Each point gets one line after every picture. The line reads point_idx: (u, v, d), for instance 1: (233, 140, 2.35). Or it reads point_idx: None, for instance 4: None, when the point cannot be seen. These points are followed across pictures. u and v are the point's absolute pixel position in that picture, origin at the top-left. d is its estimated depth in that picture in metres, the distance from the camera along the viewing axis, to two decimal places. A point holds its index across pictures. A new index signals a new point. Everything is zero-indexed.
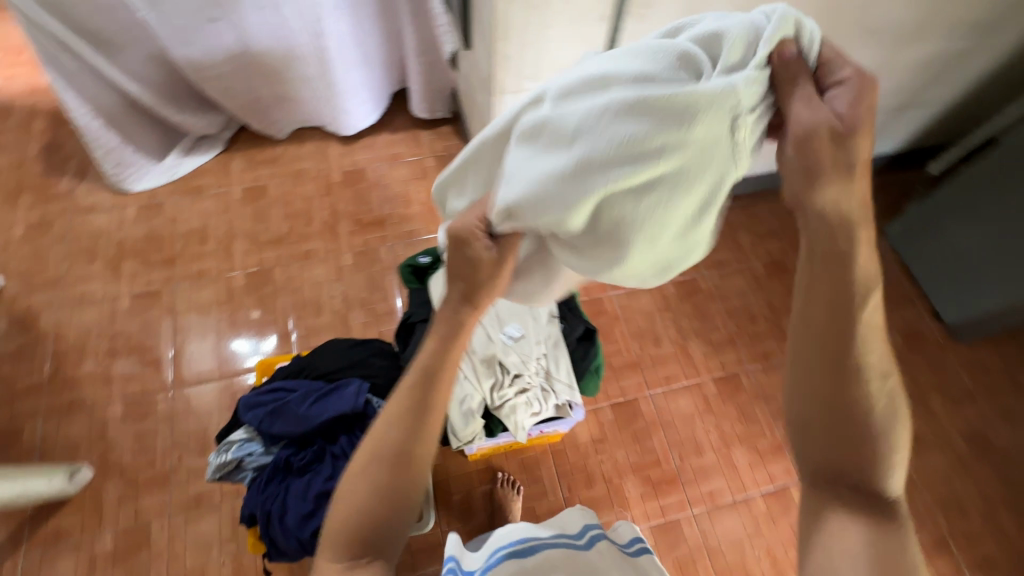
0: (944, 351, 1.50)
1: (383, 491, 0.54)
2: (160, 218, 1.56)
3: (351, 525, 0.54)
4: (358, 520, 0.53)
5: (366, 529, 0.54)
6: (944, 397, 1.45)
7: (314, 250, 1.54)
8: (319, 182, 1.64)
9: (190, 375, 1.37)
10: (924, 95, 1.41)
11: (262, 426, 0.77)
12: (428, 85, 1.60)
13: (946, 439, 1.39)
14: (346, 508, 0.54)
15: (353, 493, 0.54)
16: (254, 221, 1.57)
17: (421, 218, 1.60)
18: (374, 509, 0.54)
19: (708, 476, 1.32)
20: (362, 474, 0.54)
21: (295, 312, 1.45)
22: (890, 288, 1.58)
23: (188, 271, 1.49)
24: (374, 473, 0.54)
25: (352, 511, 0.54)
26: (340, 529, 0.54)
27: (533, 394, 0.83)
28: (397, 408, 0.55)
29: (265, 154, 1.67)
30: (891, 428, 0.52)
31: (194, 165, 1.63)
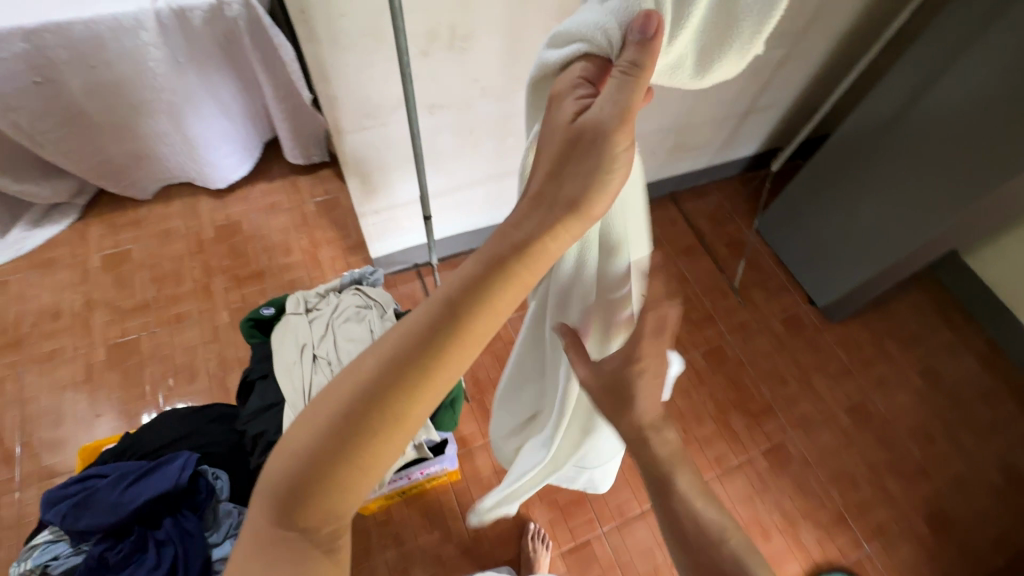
0: (820, 332, 1.60)
1: (355, 440, 0.37)
2: (5, 298, 1.42)
3: (293, 473, 0.36)
4: (296, 471, 0.36)
5: (324, 438, 0.37)
6: (825, 376, 1.53)
7: (185, 312, 1.44)
8: (189, 239, 1.55)
9: (42, 469, 1.22)
10: (762, 100, 1.53)
11: (66, 523, 0.67)
12: (296, 129, 1.56)
13: (831, 415, 1.47)
14: (319, 407, 0.38)
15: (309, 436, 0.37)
16: (115, 289, 1.45)
17: (303, 266, 1.54)
18: (355, 409, 0.37)
19: (614, 489, 1.32)
20: (329, 407, 0.38)
21: (165, 381, 1.34)
22: (766, 280, 1.67)
23: (38, 353, 1.35)
24: (341, 416, 0.37)
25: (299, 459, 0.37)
26: (296, 445, 0.37)
27: None
28: (405, 334, 0.39)
29: (127, 217, 1.57)
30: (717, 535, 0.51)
31: (44, 237, 1.50)
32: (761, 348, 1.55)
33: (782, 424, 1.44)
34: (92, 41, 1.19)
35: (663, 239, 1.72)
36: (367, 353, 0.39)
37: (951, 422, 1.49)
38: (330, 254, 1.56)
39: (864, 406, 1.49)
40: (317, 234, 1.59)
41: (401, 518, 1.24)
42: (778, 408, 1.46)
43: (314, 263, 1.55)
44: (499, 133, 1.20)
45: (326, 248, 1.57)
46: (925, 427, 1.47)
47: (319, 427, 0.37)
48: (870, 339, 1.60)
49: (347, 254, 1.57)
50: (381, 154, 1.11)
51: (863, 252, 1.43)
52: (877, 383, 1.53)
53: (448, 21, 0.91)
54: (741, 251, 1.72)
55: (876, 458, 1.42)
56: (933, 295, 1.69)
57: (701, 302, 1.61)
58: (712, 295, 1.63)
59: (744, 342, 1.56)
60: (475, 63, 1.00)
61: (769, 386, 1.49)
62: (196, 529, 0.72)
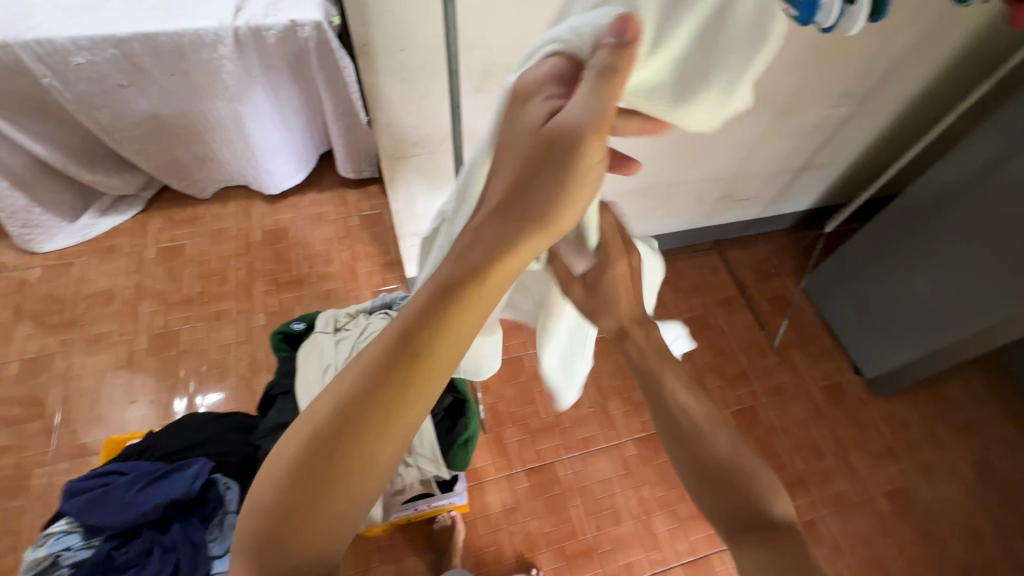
0: (864, 405, 1.50)
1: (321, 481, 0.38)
2: (66, 279, 1.51)
3: (264, 515, 0.38)
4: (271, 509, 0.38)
5: (343, 419, 0.38)
6: (865, 454, 1.43)
7: (225, 310, 1.49)
8: (238, 240, 1.62)
9: (74, 447, 1.28)
10: (820, 157, 1.47)
11: (83, 517, 0.70)
12: (351, 145, 1.62)
13: (868, 497, 1.37)
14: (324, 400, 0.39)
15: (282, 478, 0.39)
16: (165, 281, 1.53)
17: (340, 278, 1.57)
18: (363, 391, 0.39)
19: (625, 545, 1.26)
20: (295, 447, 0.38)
21: (197, 375, 1.39)
22: (809, 342, 1.59)
23: (86, 334, 1.43)
24: (300, 463, 0.38)
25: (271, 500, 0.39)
26: (312, 426, 0.39)
27: (392, 473, 0.81)
28: (366, 371, 0.38)
29: (185, 213, 1.65)
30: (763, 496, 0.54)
31: (109, 225, 1.60)
32: (797, 414, 1.47)
33: (813, 500, 1.35)
34: (174, 52, 1.27)
35: (702, 287, 1.67)
36: (320, 397, 0.40)
37: (1005, 522, 1.35)
38: (367, 268, 1.59)
39: (907, 492, 1.38)
40: (358, 248, 1.63)
41: (404, 544, 1.23)
42: (810, 482, 1.37)
43: (351, 275, 1.58)
44: None
45: (364, 262, 1.60)
46: (975, 525, 1.35)
47: (334, 408, 0.38)
48: (919, 419, 1.49)
49: (383, 270, 1.59)
50: (425, 181, 1.12)
51: (920, 326, 1.34)
52: (924, 468, 1.42)
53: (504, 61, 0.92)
54: (784, 308, 1.64)
55: (916, 552, 1.31)
56: (994, 379, 1.56)
57: (736, 358, 1.54)
58: (749, 352, 1.56)
59: (779, 406, 1.48)
60: None
61: (802, 457, 1.41)
62: (202, 538, 0.73)
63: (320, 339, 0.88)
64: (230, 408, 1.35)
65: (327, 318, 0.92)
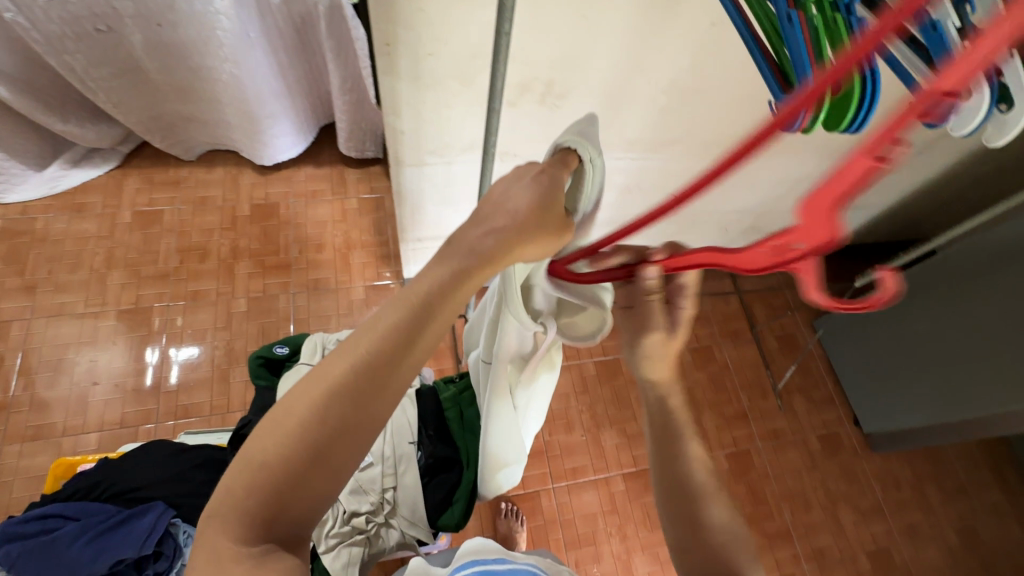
0: (858, 459, 1.47)
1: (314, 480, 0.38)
2: (27, 237, 1.39)
3: (258, 498, 0.36)
4: (241, 512, 0.36)
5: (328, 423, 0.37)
6: (853, 511, 1.40)
7: (203, 290, 1.39)
8: (223, 212, 1.49)
9: (27, 428, 1.20)
10: (859, 199, 1.37)
11: (14, 570, 0.63)
12: (355, 123, 1.46)
13: (850, 555, 1.35)
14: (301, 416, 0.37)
15: (273, 438, 0.37)
16: (139, 250, 1.41)
17: (331, 266, 1.46)
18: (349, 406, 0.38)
19: None
20: (298, 415, 0.37)
21: (167, 361, 1.30)
22: (813, 388, 1.54)
23: (49, 302, 1.33)
24: None
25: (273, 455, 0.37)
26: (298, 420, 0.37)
27: (372, 535, 0.74)
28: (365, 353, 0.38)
29: (166, 175, 1.51)
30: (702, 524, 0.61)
31: (80, 179, 1.46)
32: (791, 462, 1.43)
33: (796, 553, 1.33)
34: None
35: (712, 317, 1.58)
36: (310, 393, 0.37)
37: None
38: (361, 260, 1.47)
39: (890, 553, 1.37)
40: (354, 235, 1.50)
41: None
42: (795, 534, 1.35)
43: (344, 265, 1.46)
44: None
45: (359, 252, 1.48)
46: None
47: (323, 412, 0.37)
48: (910, 480, 1.46)
49: (379, 262, 1.47)
50: (437, 190, 1.00)
51: (938, 392, 1.28)
52: (908, 530, 1.40)
53: (547, 76, 0.79)
54: (793, 348, 1.58)
55: None
56: (989, 446, 1.54)
57: (736, 397, 1.48)
58: (750, 391, 1.50)
59: (774, 451, 1.43)
60: (563, 121, 0.89)
61: (790, 509, 1.38)
62: None
63: (305, 370, 0.78)
64: (200, 401, 1.26)
65: (315, 346, 0.81)
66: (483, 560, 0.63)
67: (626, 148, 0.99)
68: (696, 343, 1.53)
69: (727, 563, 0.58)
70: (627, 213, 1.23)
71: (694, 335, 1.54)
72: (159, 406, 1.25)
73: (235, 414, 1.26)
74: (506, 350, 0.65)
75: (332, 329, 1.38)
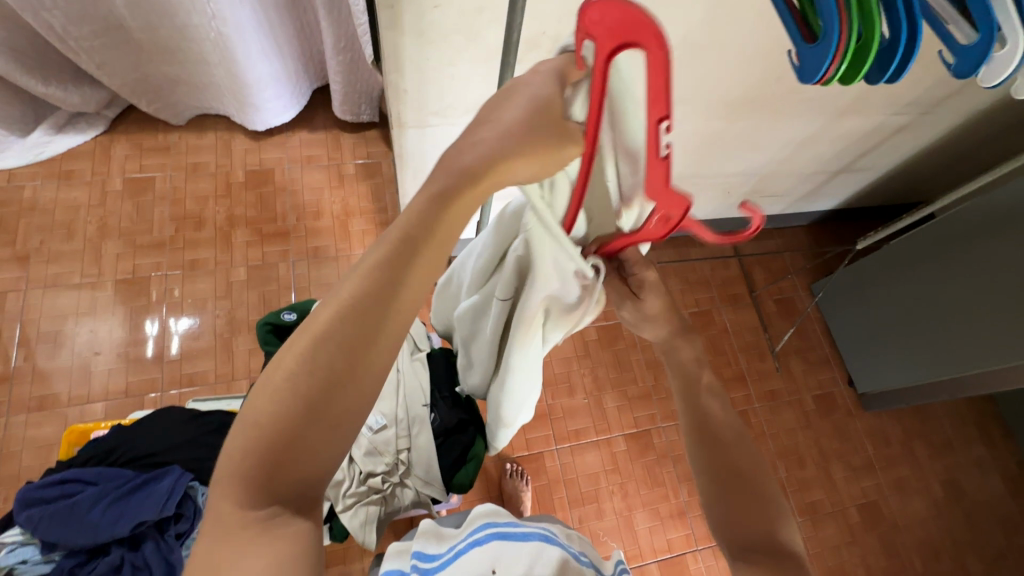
0: (851, 418, 1.51)
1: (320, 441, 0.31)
2: (15, 206, 1.35)
3: (256, 467, 0.30)
4: (237, 480, 0.31)
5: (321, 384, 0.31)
6: (845, 466, 1.45)
7: (201, 259, 1.36)
8: (216, 178, 1.45)
9: (32, 399, 1.20)
10: (862, 161, 1.36)
11: (38, 533, 0.64)
12: (349, 85, 1.41)
13: (841, 508, 1.41)
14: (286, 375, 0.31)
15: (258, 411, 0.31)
16: (133, 219, 1.38)
17: (330, 234, 1.44)
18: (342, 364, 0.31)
19: (606, 539, 1.27)
20: (284, 372, 0.31)
21: (169, 330, 1.29)
22: (809, 349, 1.57)
23: (44, 273, 1.30)
24: None
25: (264, 426, 0.31)
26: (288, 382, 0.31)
27: (388, 494, 0.75)
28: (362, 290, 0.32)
29: (156, 140, 1.46)
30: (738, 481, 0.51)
31: (66, 145, 1.41)
32: (787, 421, 1.47)
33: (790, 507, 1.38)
34: None
35: (712, 281, 1.59)
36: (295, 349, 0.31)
37: (960, 542, 1.42)
38: (360, 227, 1.45)
39: (878, 506, 1.43)
40: (352, 202, 1.48)
41: None
42: (790, 490, 1.40)
43: (343, 232, 1.44)
44: None
45: (358, 219, 1.46)
46: (933, 542, 1.41)
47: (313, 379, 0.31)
48: (900, 436, 1.51)
49: (378, 230, 1.45)
50: (440, 153, 0.98)
51: (933, 351, 1.31)
52: (897, 484, 1.46)
53: (555, 31, 0.76)
54: (791, 311, 1.59)
55: (878, 565, 1.37)
56: (977, 404, 1.59)
57: (734, 359, 1.51)
58: (748, 354, 1.52)
59: (770, 411, 1.47)
60: None
61: (785, 466, 1.42)
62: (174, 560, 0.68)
63: None
64: (205, 369, 1.26)
65: None
66: (497, 522, 0.61)
67: None
68: (697, 307, 1.55)
69: (764, 526, 0.49)
70: None
71: (693, 300, 1.55)
72: (163, 375, 1.25)
73: (240, 382, 1.26)
74: (542, 295, 0.54)
75: None
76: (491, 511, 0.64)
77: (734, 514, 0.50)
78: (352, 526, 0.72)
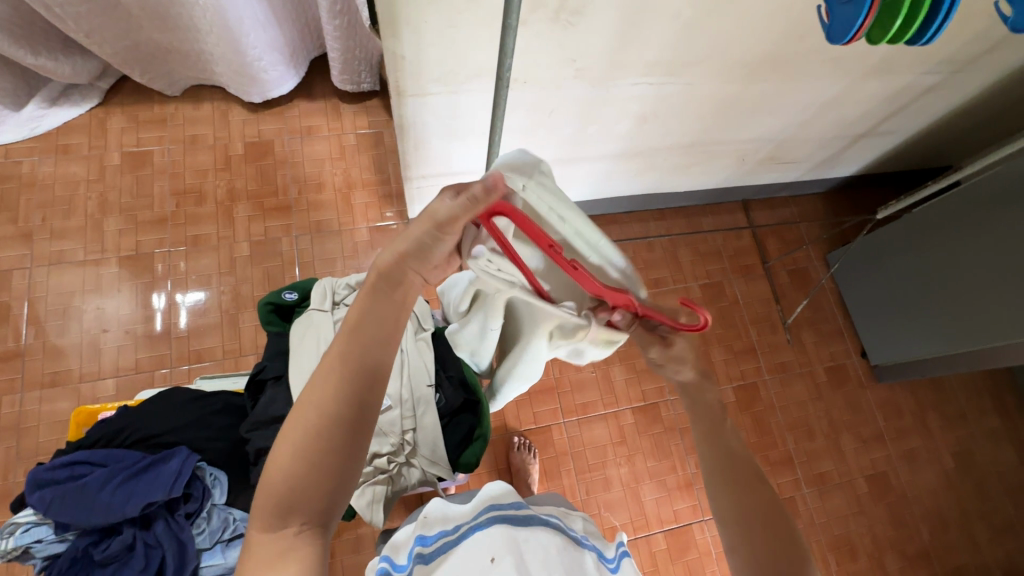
0: (863, 390, 1.49)
1: (330, 471, 0.43)
2: (14, 182, 1.33)
3: (285, 495, 0.42)
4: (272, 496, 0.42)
5: (334, 422, 0.44)
6: (855, 438, 1.44)
7: (204, 235, 1.35)
8: (215, 151, 1.42)
9: (44, 375, 1.21)
10: (886, 124, 1.29)
11: (49, 514, 0.64)
12: (348, 51, 1.35)
13: (849, 479, 1.40)
14: (305, 417, 0.43)
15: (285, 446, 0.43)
16: (133, 194, 1.36)
17: (333, 207, 1.41)
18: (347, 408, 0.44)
19: (613, 510, 1.28)
20: (304, 415, 0.43)
21: (175, 307, 1.29)
22: (822, 321, 1.53)
23: (47, 250, 1.30)
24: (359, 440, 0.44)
25: (290, 456, 0.42)
26: (308, 422, 0.43)
27: (394, 474, 0.75)
28: (339, 366, 0.45)
29: (152, 112, 1.42)
30: (759, 521, 0.51)
31: (61, 119, 1.38)
32: (797, 393, 1.45)
33: (798, 479, 1.38)
34: None
35: (723, 252, 1.54)
36: (311, 395, 0.44)
37: (968, 511, 1.42)
38: (363, 200, 1.42)
39: (887, 477, 1.42)
40: (354, 174, 1.44)
41: None
42: (798, 462, 1.39)
43: (346, 206, 1.41)
44: (582, 117, 1.02)
45: (361, 191, 1.43)
46: (941, 512, 1.41)
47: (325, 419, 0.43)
48: (913, 408, 1.50)
49: (381, 202, 1.42)
50: (442, 123, 0.94)
51: (950, 323, 1.28)
52: (907, 456, 1.45)
53: None
54: (805, 282, 1.56)
55: (884, 534, 1.37)
56: (993, 374, 1.56)
57: (745, 332, 1.48)
58: (760, 326, 1.50)
59: (781, 384, 1.45)
60: (578, 41, 0.81)
61: (794, 438, 1.41)
62: (186, 538, 0.69)
63: (316, 315, 0.76)
64: (212, 346, 1.26)
65: (324, 290, 0.79)
66: (503, 507, 0.61)
67: (645, 71, 0.91)
68: (707, 279, 1.51)
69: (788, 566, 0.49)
70: (642, 144, 1.16)
71: (704, 271, 1.52)
72: (171, 351, 1.26)
73: (247, 358, 1.26)
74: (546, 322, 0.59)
75: (339, 272, 1.35)
76: (501, 493, 0.63)
77: (763, 556, 0.50)
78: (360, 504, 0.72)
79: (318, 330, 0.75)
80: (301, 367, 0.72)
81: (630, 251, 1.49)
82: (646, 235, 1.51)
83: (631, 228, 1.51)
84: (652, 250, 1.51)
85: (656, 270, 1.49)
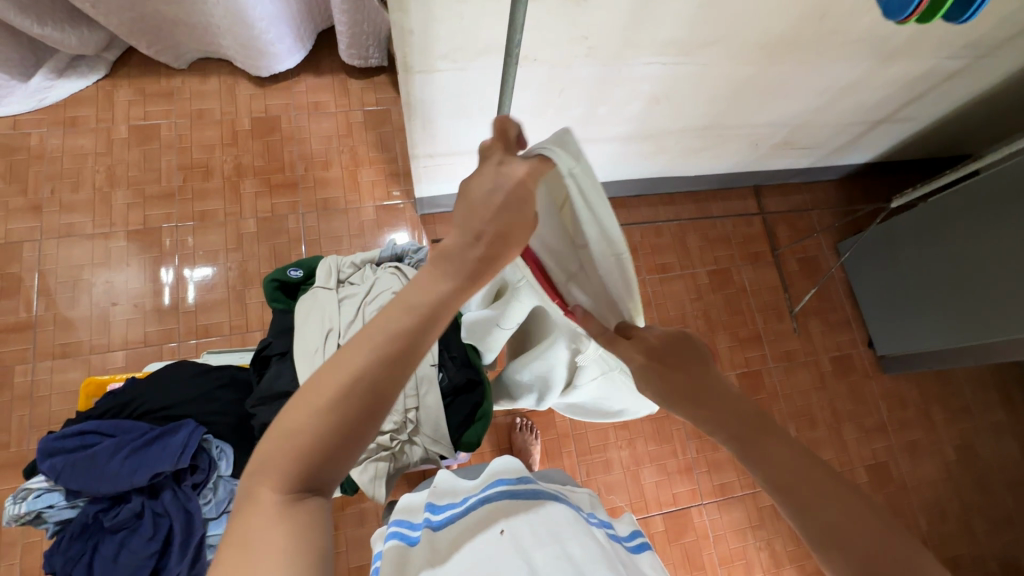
0: (868, 380, 1.48)
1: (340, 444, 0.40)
2: (23, 154, 1.33)
3: (289, 464, 0.38)
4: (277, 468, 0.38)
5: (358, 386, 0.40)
6: (857, 428, 1.44)
7: (211, 211, 1.35)
8: (222, 127, 1.41)
9: (54, 346, 1.23)
10: (905, 111, 1.26)
11: (60, 481, 0.66)
12: (356, 26, 1.33)
13: (850, 468, 1.41)
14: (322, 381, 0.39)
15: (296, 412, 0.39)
16: (141, 168, 1.36)
17: (340, 185, 1.40)
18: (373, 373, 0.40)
19: (613, 492, 1.30)
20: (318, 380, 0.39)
21: (182, 281, 1.30)
22: (829, 311, 1.52)
23: (56, 223, 1.30)
24: None
25: (307, 426, 0.39)
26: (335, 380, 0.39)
27: (397, 451, 0.75)
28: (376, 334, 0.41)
29: (158, 85, 1.41)
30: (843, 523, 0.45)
31: (68, 91, 1.37)
32: (801, 382, 1.45)
33: None
34: None
35: (732, 238, 1.53)
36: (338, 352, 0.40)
37: (968, 503, 1.42)
38: (370, 177, 1.41)
39: (888, 467, 1.43)
40: (361, 151, 1.43)
41: None
42: None
43: (353, 184, 1.40)
44: (593, 98, 1.00)
45: (367, 169, 1.42)
46: (941, 504, 1.42)
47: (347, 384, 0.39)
48: (917, 400, 1.49)
49: (388, 181, 1.41)
50: (449, 101, 0.92)
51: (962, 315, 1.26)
52: (910, 447, 1.45)
53: None
54: (813, 271, 1.54)
55: None
56: (1000, 368, 1.54)
57: (751, 318, 1.47)
58: (766, 314, 1.49)
59: (785, 372, 1.45)
60: (590, 19, 0.79)
61: (796, 426, 1.41)
62: (193, 508, 0.71)
63: (321, 293, 0.77)
64: (219, 321, 1.28)
65: (329, 269, 0.79)
66: (508, 481, 0.61)
67: (660, 51, 0.89)
68: (714, 265, 1.50)
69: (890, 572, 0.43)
70: (653, 127, 1.14)
71: (712, 258, 1.50)
72: (179, 325, 1.27)
73: (254, 334, 1.28)
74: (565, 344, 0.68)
75: (345, 250, 1.35)
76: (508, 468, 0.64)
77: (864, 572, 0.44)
78: (362, 480, 0.73)
79: (323, 307, 0.75)
80: (305, 342, 0.72)
81: (637, 235, 1.48)
82: (654, 220, 1.50)
83: (639, 212, 1.49)
84: (659, 235, 1.49)
85: (663, 255, 1.48)
